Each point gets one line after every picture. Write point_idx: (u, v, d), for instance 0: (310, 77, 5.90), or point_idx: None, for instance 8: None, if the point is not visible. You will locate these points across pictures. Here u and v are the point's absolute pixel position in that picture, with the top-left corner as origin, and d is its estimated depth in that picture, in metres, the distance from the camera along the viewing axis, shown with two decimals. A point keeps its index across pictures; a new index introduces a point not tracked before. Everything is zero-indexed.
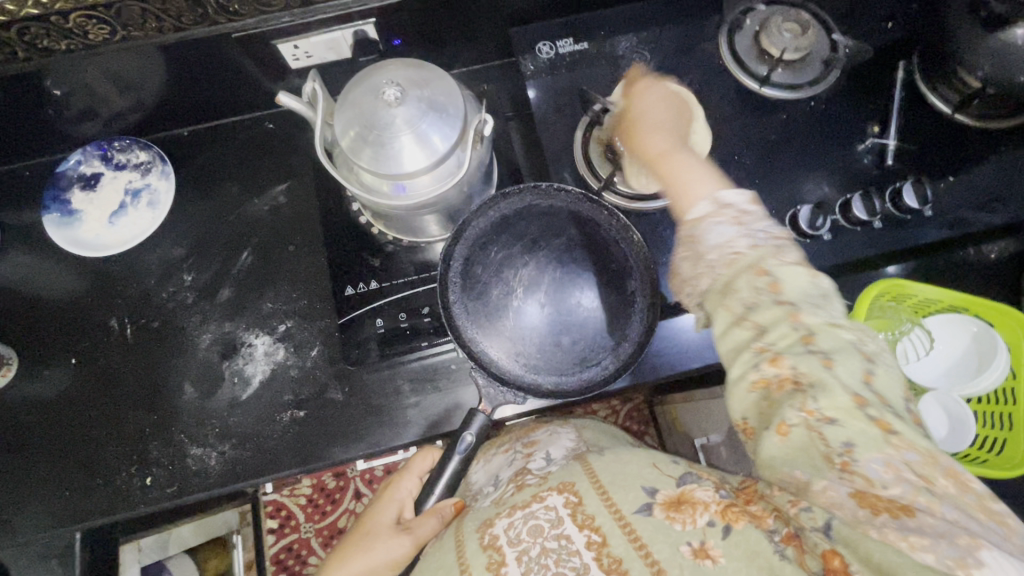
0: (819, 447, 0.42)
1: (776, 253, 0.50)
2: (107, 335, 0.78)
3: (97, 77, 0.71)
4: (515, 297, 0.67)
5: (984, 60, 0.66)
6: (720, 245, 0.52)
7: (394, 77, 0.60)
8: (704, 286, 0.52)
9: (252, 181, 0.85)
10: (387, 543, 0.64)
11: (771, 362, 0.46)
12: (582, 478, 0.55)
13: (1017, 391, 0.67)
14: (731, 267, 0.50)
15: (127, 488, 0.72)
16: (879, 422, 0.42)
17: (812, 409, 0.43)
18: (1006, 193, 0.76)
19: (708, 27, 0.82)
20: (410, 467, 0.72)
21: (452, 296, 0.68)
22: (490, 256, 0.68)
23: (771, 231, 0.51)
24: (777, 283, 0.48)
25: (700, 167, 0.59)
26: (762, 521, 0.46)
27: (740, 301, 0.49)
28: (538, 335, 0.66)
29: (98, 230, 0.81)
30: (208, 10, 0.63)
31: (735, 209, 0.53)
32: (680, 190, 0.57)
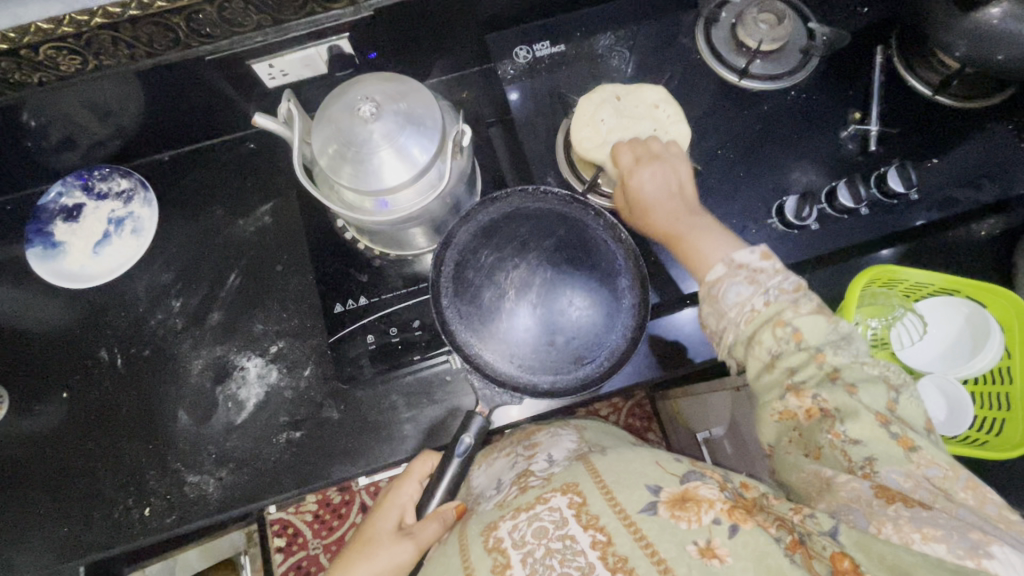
0: (843, 462, 0.49)
1: (793, 306, 0.53)
2: (98, 367, 0.77)
3: (73, 106, 0.70)
4: (508, 299, 0.65)
5: (961, 41, 0.66)
6: (737, 305, 0.55)
7: (369, 92, 0.60)
8: (728, 338, 0.56)
9: (236, 203, 0.84)
10: (385, 556, 0.63)
11: (796, 393, 0.52)
12: (586, 477, 0.55)
13: (1012, 370, 0.68)
14: (751, 323, 0.54)
15: (126, 520, 0.72)
16: (900, 439, 0.48)
17: (839, 432, 0.49)
18: (992, 171, 0.76)
19: (684, 22, 0.82)
20: (408, 473, 0.69)
21: (445, 302, 0.67)
22: (481, 259, 0.67)
23: (783, 287, 0.54)
24: (799, 334, 0.52)
25: (719, 239, 0.60)
26: (768, 526, 0.47)
27: (765, 352, 0.53)
28: (532, 337, 0.65)
29: (83, 261, 0.80)
30: (180, 33, 0.62)
31: (748, 269, 0.55)
32: (695, 257, 0.60)
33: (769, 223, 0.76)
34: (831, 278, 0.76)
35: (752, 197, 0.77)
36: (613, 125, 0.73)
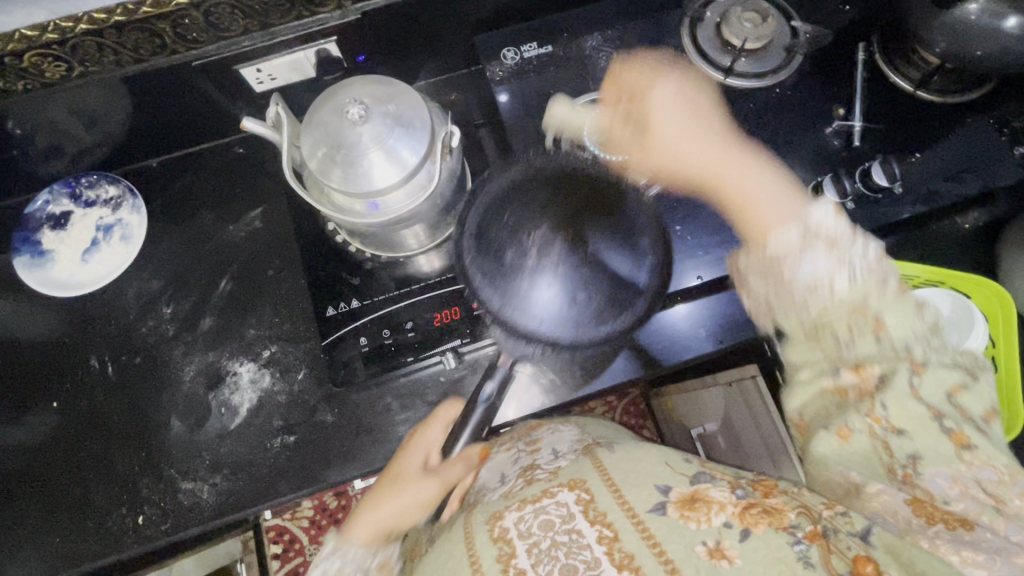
0: (882, 455, 0.48)
1: (881, 288, 0.50)
2: (89, 375, 0.77)
3: (60, 112, 0.70)
4: (531, 255, 0.62)
5: (941, 37, 0.67)
6: (812, 282, 0.52)
7: (357, 95, 0.60)
8: (793, 311, 0.54)
9: (226, 208, 0.84)
10: (408, 495, 0.61)
11: (853, 369, 0.50)
12: (593, 474, 0.56)
13: (996, 359, 0.70)
14: (825, 308, 0.52)
15: (119, 529, 0.71)
16: (952, 436, 0.47)
17: (880, 417, 0.48)
18: (974, 165, 0.77)
19: (670, 21, 0.83)
20: (428, 425, 0.66)
21: (466, 261, 0.64)
22: (503, 219, 0.64)
23: (868, 258, 0.52)
24: (880, 323, 0.50)
25: (777, 187, 0.58)
26: (783, 521, 0.47)
27: (833, 334, 0.51)
28: (557, 295, 0.61)
29: (71, 269, 0.80)
30: (166, 39, 0.62)
31: (826, 237, 0.53)
32: (751, 215, 0.58)
33: None
34: None
35: None
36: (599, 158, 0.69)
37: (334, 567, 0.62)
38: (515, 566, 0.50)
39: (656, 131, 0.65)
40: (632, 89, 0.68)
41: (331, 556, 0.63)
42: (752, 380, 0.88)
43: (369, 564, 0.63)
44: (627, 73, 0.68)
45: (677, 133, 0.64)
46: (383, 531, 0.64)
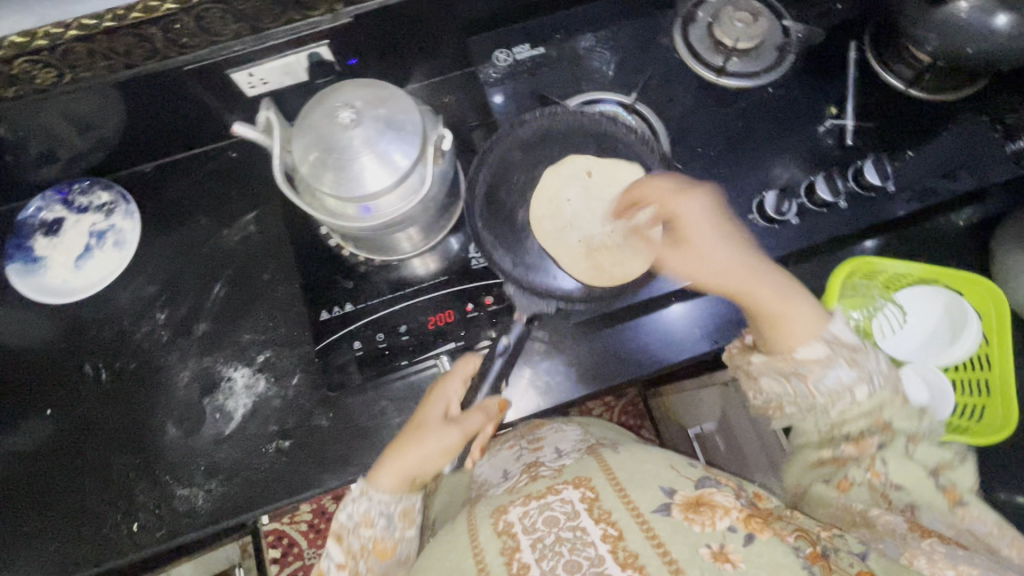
0: (878, 500, 0.54)
1: (893, 397, 0.54)
2: (83, 382, 0.77)
3: (52, 118, 0.70)
4: (538, 219, 0.77)
5: (933, 35, 0.67)
6: (834, 391, 0.53)
7: (348, 98, 0.60)
8: (804, 412, 0.55)
9: (219, 213, 0.84)
10: (437, 438, 0.62)
11: (854, 443, 0.54)
12: (598, 474, 0.57)
13: (991, 357, 0.69)
14: (844, 412, 0.53)
15: (114, 536, 0.71)
16: (945, 492, 0.54)
17: (879, 472, 0.54)
18: (970, 161, 0.76)
19: (663, 21, 0.83)
20: (448, 378, 0.67)
21: (479, 223, 0.75)
22: (513, 183, 0.79)
23: (880, 372, 0.54)
24: (888, 426, 0.53)
25: (804, 300, 0.56)
26: (786, 537, 0.51)
27: (838, 424, 0.54)
28: (563, 249, 0.76)
29: (65, 276, 0.79)
30: (156, 44, 0.62)
31: (850, 351, 0.54)
32: (784, 326, 0.56)
33: (751, 218, 0.76)
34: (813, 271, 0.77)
35: (733, 193, 0.78)
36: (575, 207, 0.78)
37: (359, 511, 0.60)
38: (518, 560, 0.51)
39: (699, 250, 0.59)
40: (665, 210, 0.61)
41: (357, 500, 0.61)
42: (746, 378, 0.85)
43: (394, 510, 0.62)
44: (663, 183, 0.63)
45: (715, 238, 0.59)
46: (410, 475, 0.62)
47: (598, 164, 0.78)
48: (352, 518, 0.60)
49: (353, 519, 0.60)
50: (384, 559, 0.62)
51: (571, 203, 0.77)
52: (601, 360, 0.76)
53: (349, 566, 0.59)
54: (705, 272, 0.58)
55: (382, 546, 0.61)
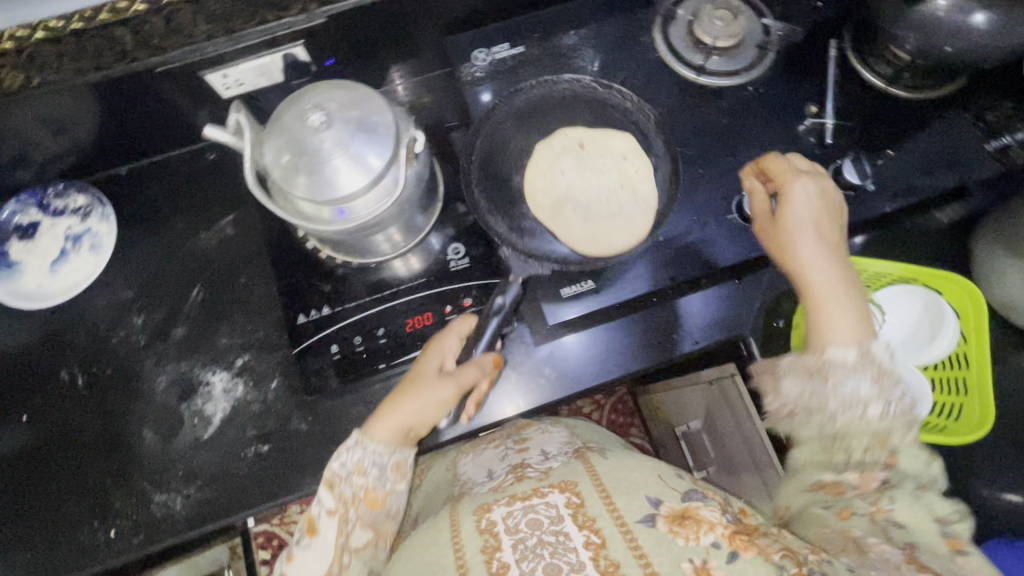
0: (881, 534, 0.52)
1: (905, 430, 0.55)
2: (59, 387, 0.76)
3: (24, 121, 0.69)
4: (534, 185, 0.79)
5: (911, 33, 0.66)
6: (849, 399, 0.55)
7: (321, 101, 0.59)
8: (814, 418, 0.56)
9: (197, 215, 0.83)
10: (433, 394, 0.63)
11: (858, 471, 0.55)
12: (585, 479, 0.57)
13: (968, 356, 0.69)
14: (849, 424, 0.55)
15: (91, 543, 0.70)
16: (951, 540, 0.52)
17: (884, 508, 0.53)
18: (947, 161, 0.77)
19: (644, 19, 0.82)
20: (444, 336, 0.67)
21: (476, 186, 0.78)
22: (510, 151, 0.80)
23: (902, 403, 0.55)
24: (894, 458, 0.54)
25: (860, 310, 0.57)
26: (770, 555, 0.50)
27: (844, 445, 0.55)
28: (560, 213, 0.78)
29: (40, 280, 0.78)
30: (127, 45, 0.61)
31: (880, 368, 0.55)
32: (825, 323, 0.57)
33: (729, 217, 0.77)
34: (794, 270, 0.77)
35: (713, 193, 0.78)
36: (569, 181, 0.79)
37: (353, 461, 0.61)
38: (499, 559, 0.51)
39: (787, 228, 0.61)
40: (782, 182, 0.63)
41: (351, 449, 0.62)
42: (729, 378, 0.85)
43: (388, 461, 0.63)
44: (786, 159, 0.64)
45: (822, 235, 0.61)
46: (404, 429, 0.62)
47: (591, 138, 0.80)
48: (346, 467, 0.61)
49: (346, 468, 0.61)
50: (375, 507, 0.62)
51: (564, 174, 0.79)
52: (583, 363, 0.75)
53: (340, 513, 0.60)
54: (787, 258, 0.61)
55: (373, 496, 0.62)
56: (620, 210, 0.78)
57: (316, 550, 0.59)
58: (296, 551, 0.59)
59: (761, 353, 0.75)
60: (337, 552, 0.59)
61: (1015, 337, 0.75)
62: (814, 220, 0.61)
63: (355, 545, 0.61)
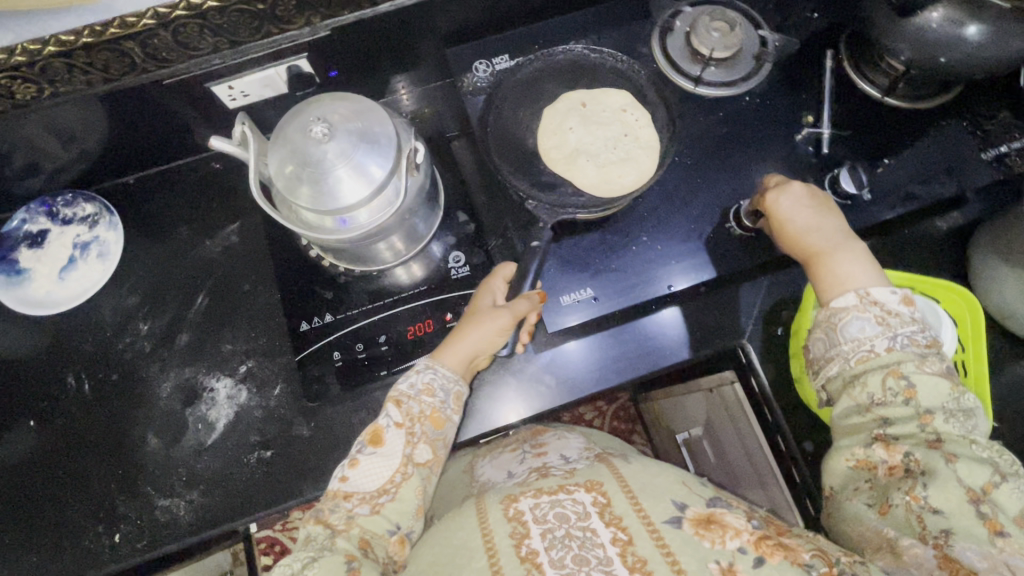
0: (915, 528, 0.51)
1: (918, 360, 0.56)
2: (66, 393, 0.77)
3: (34, 132, 0.70)
4: (545, 139, 0.81)
5: (905, 44, 0.67)
6: (857, 338, 0.58)
7: (323, 113, 0.61)
8: (833, 370, 0.59)
9: (202, 224, 0.84)
10: (491, 323, 0.68)
11: (884, 447, 0.55)
12: (611, 480, 0.58)
13: (967, 364, 0.69)
14: (862, 363, 0.57)
15: (96, 547, 0.71)
16: (987, 522, 0.49)
17: (918, 495, 0.52)
18: (944, 169, 0.78)
19: (642, 30, 0.83)
20: (491, 279, 0.73)
21: (496, 155, 0.80)
22: (518, 115, 0.83)
23: (914, 338, 0.57)
24: (912, 389, 0.55)
25: (857, 264, 0.62)
26: (800, 557, 0.50)
27: (868, 394, 0.57)
28: (573, 165, 0.81)
29: (49, 288, 0.80)
30: (136, 58, 0.62)
31: (884, 309, 0.58)
32: (828, 283, 0.62)
33: (727, 227, 0.77)
34: (793, 277, 0.77)
35: (710, 202, 0.79)
36: (579, 137, 0.82)
37: (421, 382, 0.65)
38: (527, 546, 0.51)
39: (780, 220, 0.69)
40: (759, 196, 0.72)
41: (421, 372, 0.66)
42: (730, 386, 0.85)
43: (454, 387, 0.66)
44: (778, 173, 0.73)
45: (811, 210, 0.68)
46: (469, 359, 0.68)
47: (591, 96, 0.83)
48: (414, 386, 0.64)
49: (415, 388, 0.64)
50: (438, 428, 0.64)
51: (574, 131, 0.82)
52: (585, 372, 0.76)
53: (407, 427, 0.62)
54: (785, 235, 0.68)
55: (437, 416, 0.64)
56: (627, 154, 0.82)
57: (383, 457, 0.60)
58: (361, 457, 0.60)
59: (759, 361, 0.76)
60: (402, 461, 0.61)
61: (1016, 344, 0.75)
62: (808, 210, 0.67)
63: (418, 461, 0.62)
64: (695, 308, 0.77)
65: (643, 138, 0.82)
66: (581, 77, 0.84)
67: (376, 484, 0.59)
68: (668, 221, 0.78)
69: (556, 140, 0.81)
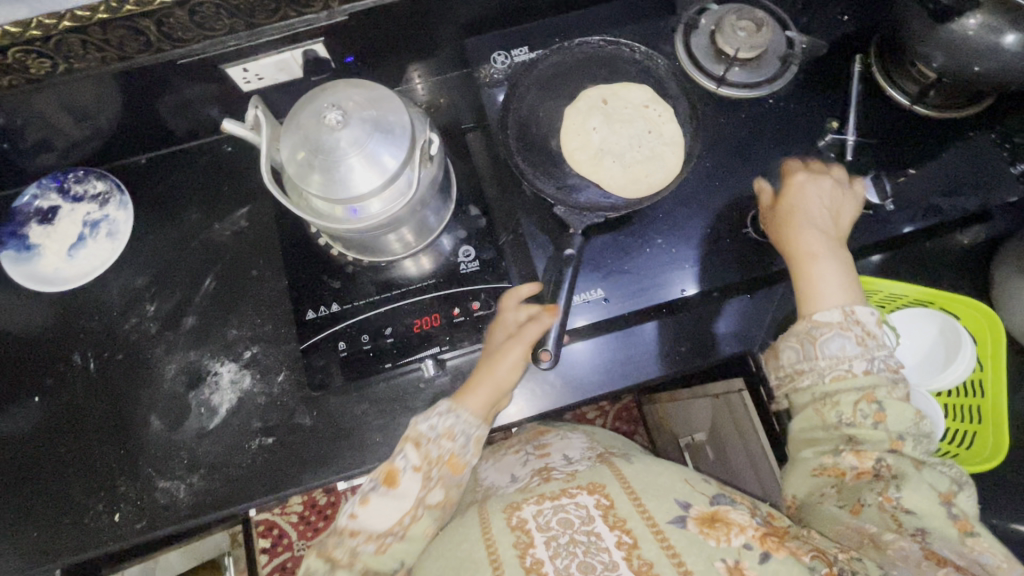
0: (890, 524, 0.51)
1: (890, 387, 0.56)
2: (71, 371, 0.77)
3: (49, 108, 0.70)
4: (567, 136, 0.79)
5: (937, 52, 0.65)
6: (836, 356, 0.56)
7: (337, 100, 0.60)
8: (807, 383, 0.57)
9: (212, 207, 0.84)
10: (504, 360, 0.65)
11: (855, 454, 0.54)
12: (613, 481, 0.56)
13: (984, 383, 0.68)
14: (837, 382, 0.56)
15: (96, 526, 0.71)
16: (958, 522, 0.51)
17: (892, 496, 0.52)
18: (971, 181, 0.76)
19: (665, 28, 0.82)
20: (501, 312, 0.69)
21: (517, 155, 0.78)
22: (540, 114, 0.80)
23: (888, 362, 0.56)
24: (882, 413, 0.55)
25: (841, 278, 0.61)
26: (801, 556, 0.49)
27: (837, 414, 0.56)
28: (595, 163, 0.79)
29: (57, 264, 0.80)
30: (151, 37, 0.61)
31: (864, 329, 0.57)
32: (812, 290, 0.61)
33: (744, 233, 0.76)
34: None
35: (727, 206, 0.77)
36: (603, 136, 0.80)
37: (443, 425, 0.61)
38: (532, 555, 0.51)
39: (793, 212, 0.66)
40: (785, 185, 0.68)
41: (443, 414, 0.61)
42: (738, 394, 0.84)
43: (476, 431, 0.62)
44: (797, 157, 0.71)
45: (820, 209, 0.67)
46: (491, 401, 0.64)
47: (612, 93, 0.81)
48: (435, 428, 0.60)
49: (436, 430, 0.60)
50: (455, 473, 0.60)
51: (597, 131, 0.80)
52: (593, 374, 0.75)
53: (424, 470, 0.59)
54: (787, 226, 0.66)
55: (455, 461, 0.61)
56: (653, 152, 0.79)
57: (394, 499, 0.58)
58: (372, 495, 0.58)
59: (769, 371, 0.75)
60: (415, 505, 0.58)
61: None
62: (818, 211, 0.66)
63: (431, 503, 0.59)
64: (706, 314, 0.76)
65: (667, 134, 0.79)
66: (601, 71, 0.82)
67: (384, 525, 0.57)
68: (682, 224, 0.76)
69: (579, 139, 0.79)
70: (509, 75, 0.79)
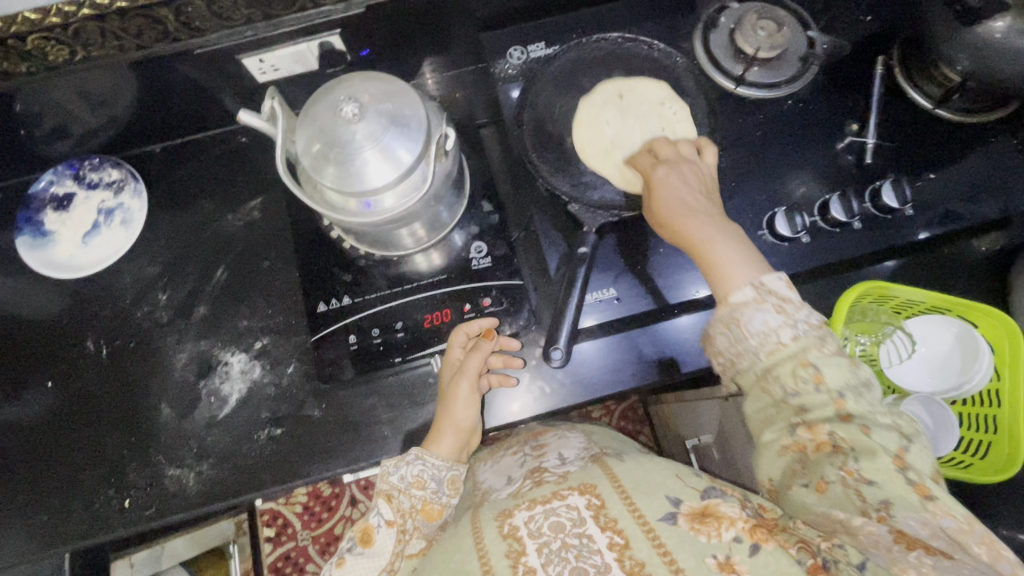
0: (856, 502, 0.48)
1: (819, 344, 0.52)
2: (84, 357, 0.78)
3: (65, 96, 0.70)
4: (582, 133, 0.78)
5: (964, 54, 0.64)
6: (762, 333, 0.54)
7: (353, 93, 0.59)
8: (746, 366, 0.55)
9: (225, 197, 0.84)
10: (457, 402, 0.67)
11: (806, 428, 0.51)
12: (603, 480, 0.56)
13: (1001, 394, 0.67)
14: (772, 356, 0.53)
15: (105, 511, 0.72)
16: (918, 487, 0.47)
17: (851, 469, 0.48)
18: (990, 187, 0.75)
19: (684, 27, 0.81)
20: (449, 351, 0.71)
21: (533, 153, 0.77)
22: (557, 110, 0.79)
23: (810, 321, 0.53)
24: (820, 374, 0.51)
25: (741, 250, 0.58)
26: (788, 549, 0.50)
27: (781, 387, 0.53)
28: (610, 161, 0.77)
29: (71, 251, 0.80)
30: (168, 26, 0.61)
31: (777, 298, 0.54)
32: (720, 271, 0.58)
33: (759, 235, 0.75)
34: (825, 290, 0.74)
35: (742, 207, 0.76)
36: (617, 132, 0.78)
37: (412, 474, 0.64)
38: (524, 564, 0.50)
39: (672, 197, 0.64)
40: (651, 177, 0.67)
41: (411, 463, 0.64)
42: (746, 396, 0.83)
43: (450, 473, 0.66)
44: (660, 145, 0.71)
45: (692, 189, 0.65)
46: (460, 442, 0.67)
47: (629, 88, 0.80)
48: (405, 479, 0.63)
49: (406, 481, 0.63)
50: (431, 520, 0.63)
51: (611, 126, 0.79)
52: (602, 374, 0.74)
53: (399, 524, 0.61)
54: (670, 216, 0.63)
55: (430, 508, 0.63)
56: None
57: (370, 558, 0.59)
58: (348, 556, 0.60)
59: None
60: (391, 560, 0.60)
61: None
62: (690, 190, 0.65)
63: (410, 553, 0.63)
64: None
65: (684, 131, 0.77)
66: (618, 67, 0.81)
67: None
68: None
69: (593, 136, 0.78)
70: (523, 70, 0.80)
